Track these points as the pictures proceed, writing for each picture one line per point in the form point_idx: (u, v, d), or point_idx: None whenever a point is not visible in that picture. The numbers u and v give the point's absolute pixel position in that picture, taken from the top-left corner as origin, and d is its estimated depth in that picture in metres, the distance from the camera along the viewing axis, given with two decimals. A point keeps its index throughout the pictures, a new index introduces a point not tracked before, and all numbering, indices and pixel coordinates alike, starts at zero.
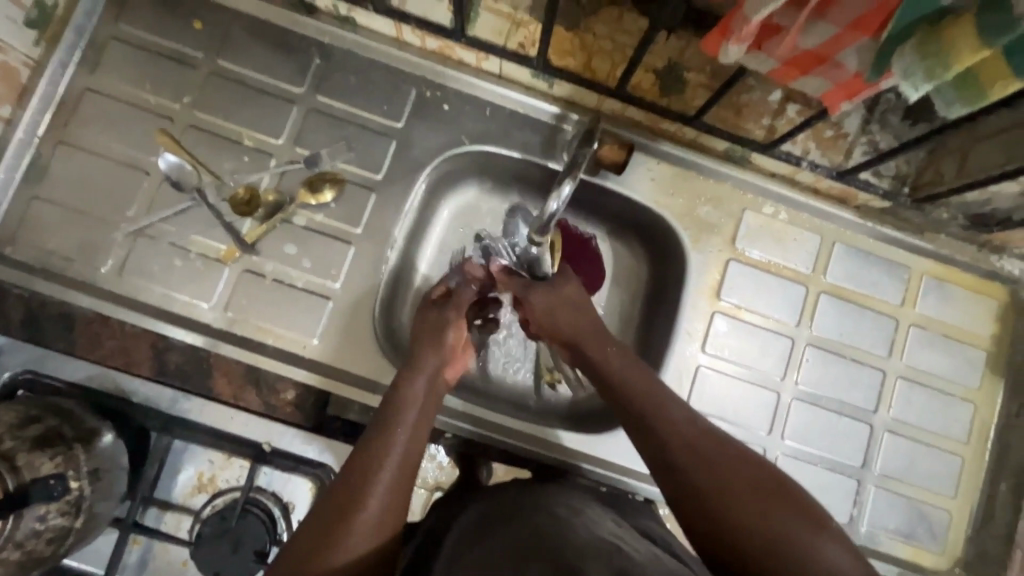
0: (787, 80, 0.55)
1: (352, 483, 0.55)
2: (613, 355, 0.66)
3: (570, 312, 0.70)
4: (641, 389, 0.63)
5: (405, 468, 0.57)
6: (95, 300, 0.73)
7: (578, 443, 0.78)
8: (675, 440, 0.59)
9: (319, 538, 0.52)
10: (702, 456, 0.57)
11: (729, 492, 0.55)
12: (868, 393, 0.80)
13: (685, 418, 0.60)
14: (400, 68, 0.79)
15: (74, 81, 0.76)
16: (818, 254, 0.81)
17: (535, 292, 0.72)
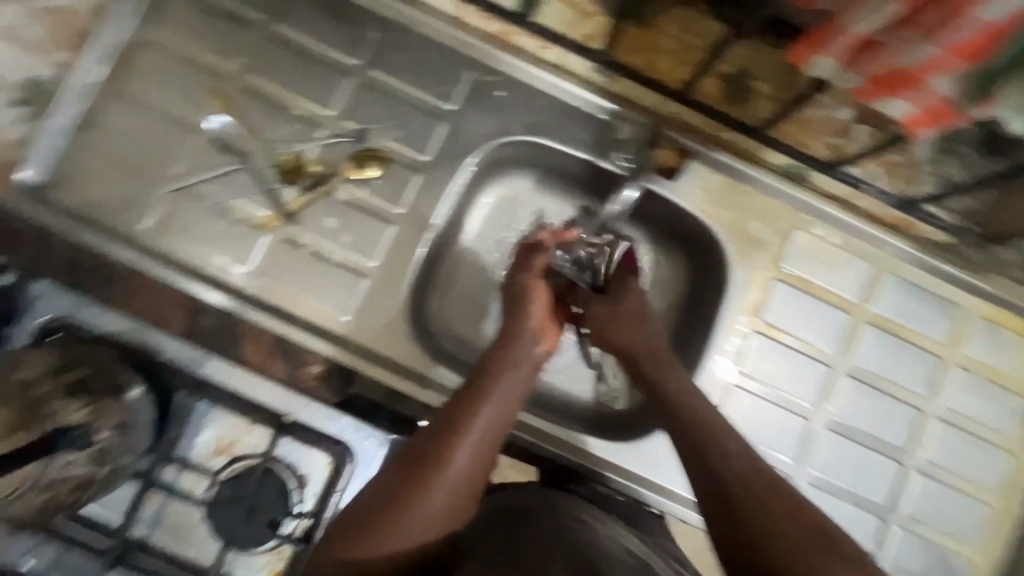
0: (870, 100, 0.52)
1: (417, 469, 0.58)
2: (679, 390, 0.66)
3: (631, 329, 0.71)
4: (702, 426, 0.62)
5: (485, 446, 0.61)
6: (135, 254, 0.73)
7: (615, 450, 0.76)
8: (730, 479, 0.58)
9: (392, 493, 0.57)
10: (754, 474, 0.58)
11: (779, 538, 0.53)
12: (903, 432, 0.78)
13: (746, 461, 0.59)
14: (458, 50, 0.77)
15: (132, 32, 0.76)
16: (867, 282, 0.78)
17: (597, 304, 0.74)
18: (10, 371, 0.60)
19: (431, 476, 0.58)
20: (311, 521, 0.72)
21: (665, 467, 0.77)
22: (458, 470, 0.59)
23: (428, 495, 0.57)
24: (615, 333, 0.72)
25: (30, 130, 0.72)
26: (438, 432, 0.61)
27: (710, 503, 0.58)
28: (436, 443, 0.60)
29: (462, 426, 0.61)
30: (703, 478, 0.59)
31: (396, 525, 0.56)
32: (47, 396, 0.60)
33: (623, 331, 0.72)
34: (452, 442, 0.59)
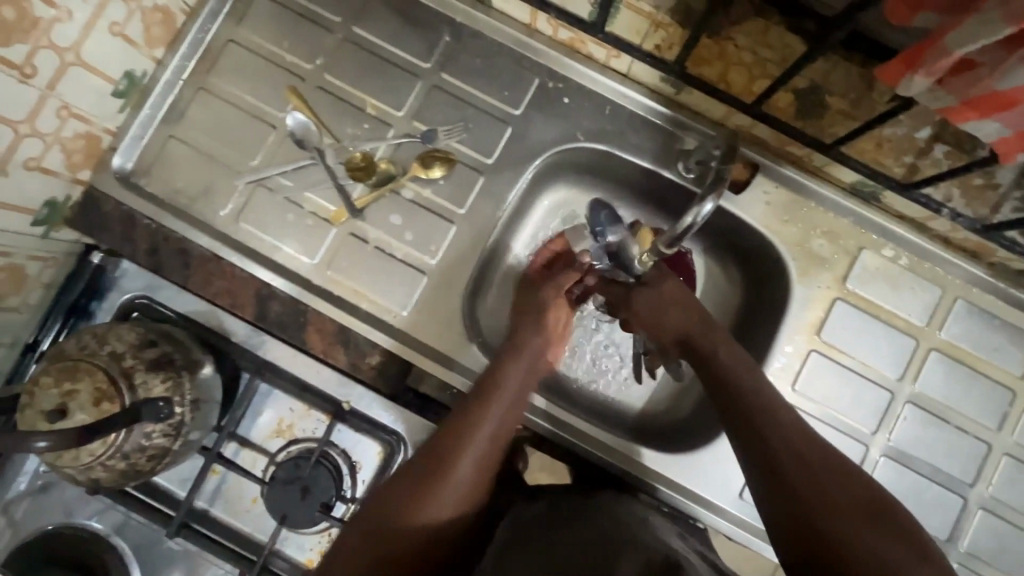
0: (960, 121, 0.50)
1: (432, 473, 0.64)
2: (727, 361, 0.67)
3: (681, 312, 0.72)
4: (752, 394, 0.63)
5: (491, 451, 0.67)
6: (211, 240, 0.77)
7: (658, 461, 0.76)
8: (777, 445, 0.59)
9: (406, 496, 0.62)
10: (801, 454, 0.58)
11: (824, 501, 0.55)
12: (967, 465, 0.74)
13: (796, 430, 0.60)
14: (527, 56, 0.79)
15: (221, 31, 0.80)
16: (936, 307, 0.75)
17: (638, 293, 0.74)
18: (100, 344, 0.64)
19: (444, 478, 0.63)
20: (360, 506, 0.75)
21: (712, 483, 0.76)
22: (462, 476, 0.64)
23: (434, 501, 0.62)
24: (667, 316, 0.72)
25: (125, 120, 0.77)
26: (441, 441, 0.66)
27: (757, 469, 0.59)
28: (443, 451, 0.65)
29: (467, 434, 0.66)
30: (749, 445, 0.60)
31: (406, 527, 0.61)
32: (132, 369, 0.64)
33: (670, 316, 0.72)
34: (461, 446, 0.65)
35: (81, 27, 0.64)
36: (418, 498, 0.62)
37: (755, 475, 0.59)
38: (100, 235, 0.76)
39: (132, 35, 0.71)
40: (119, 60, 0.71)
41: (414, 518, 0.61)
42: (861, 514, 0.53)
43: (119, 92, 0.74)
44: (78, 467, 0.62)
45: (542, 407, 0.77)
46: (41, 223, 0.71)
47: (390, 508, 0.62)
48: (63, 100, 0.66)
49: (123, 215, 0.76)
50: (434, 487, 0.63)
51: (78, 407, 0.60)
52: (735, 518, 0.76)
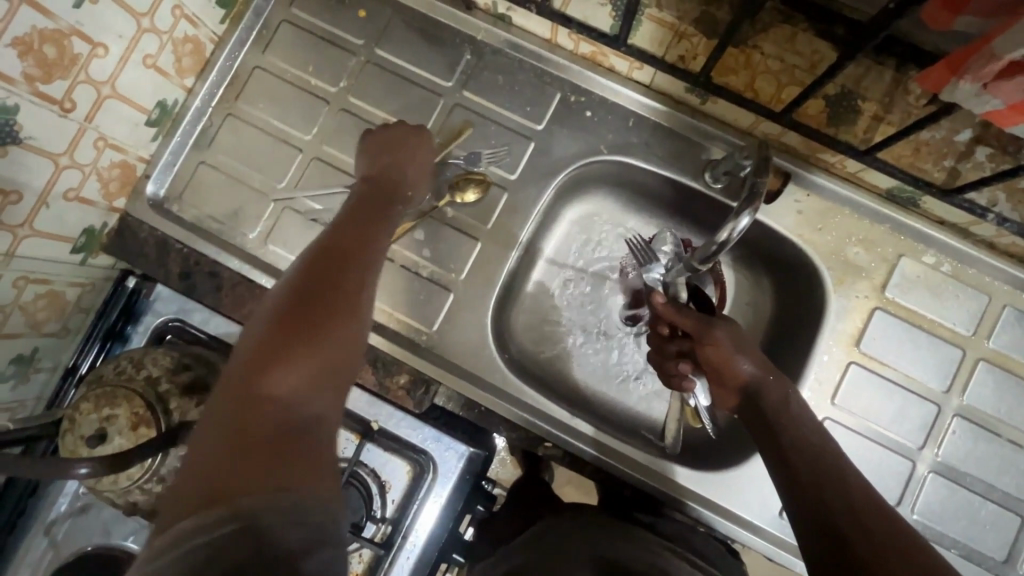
0: (1008, 124, 0.48)
1: (295, 324, 0.50)
2: (795, 420, 0.58)
3: (750, 359, 0.62)
4: (808, 454, 0.55)
5: (344, 276, 0.55)
6: (241, 262, 0.78)
7: (696, 482, 0.74)
8: (837, 512, 0.51)
9: (265, 347, 0.48)
10: (869, 529, 0.49)
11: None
12: (1022, 481, 0.71)
13: (866, 500, 0.51)
14: (548, 71, 0.78)
15: (247, 57, 0.82)
16: (982, 315, 0.72)
17: (714, 328, 0.64)
18: (137, 368, 0.65)
19: (305, 332, 0.49)
20: (391, 527, 0.75)
21: (751, 502, 0.73)
22: (332, 307, 0.52)
23: (312, 343, 0.49)
24: (739, 363, 0.61)
25: (157, 148, 0.79)
26: (293, 289, 0.53)
27: (813, 538, 0.51)
28: (313, 299, 0.52)
29: (328, 261, 0.56)
30: (803, 508, 0.52)
31: (272, 382, 0.46)
32: (168, 394, 0.65)
33: (745, 364, 0.61)
34: (321, 290, 0.53)
35: (116, 61, 0.65)
36: (275, 347, 0.48)
37: (808, 545, 0.51)
38: (135, 260, 0.78)
39: (163, 65, 0.73)
40: (151, 90, 0.73)
41: (282, 355, 0.48)
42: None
43: (152, 121, 0.76)
44: (117, 491, 0.63)
45: (587, 432, 0.76)
46: (80, 251, 0.73)
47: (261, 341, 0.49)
48: (100, 131, 0.68)
49: (155, 240, 0.78)
50: (307, 332, 0.49)
51: (116, 433, 0.61)
52: (776, 538, 0.73)
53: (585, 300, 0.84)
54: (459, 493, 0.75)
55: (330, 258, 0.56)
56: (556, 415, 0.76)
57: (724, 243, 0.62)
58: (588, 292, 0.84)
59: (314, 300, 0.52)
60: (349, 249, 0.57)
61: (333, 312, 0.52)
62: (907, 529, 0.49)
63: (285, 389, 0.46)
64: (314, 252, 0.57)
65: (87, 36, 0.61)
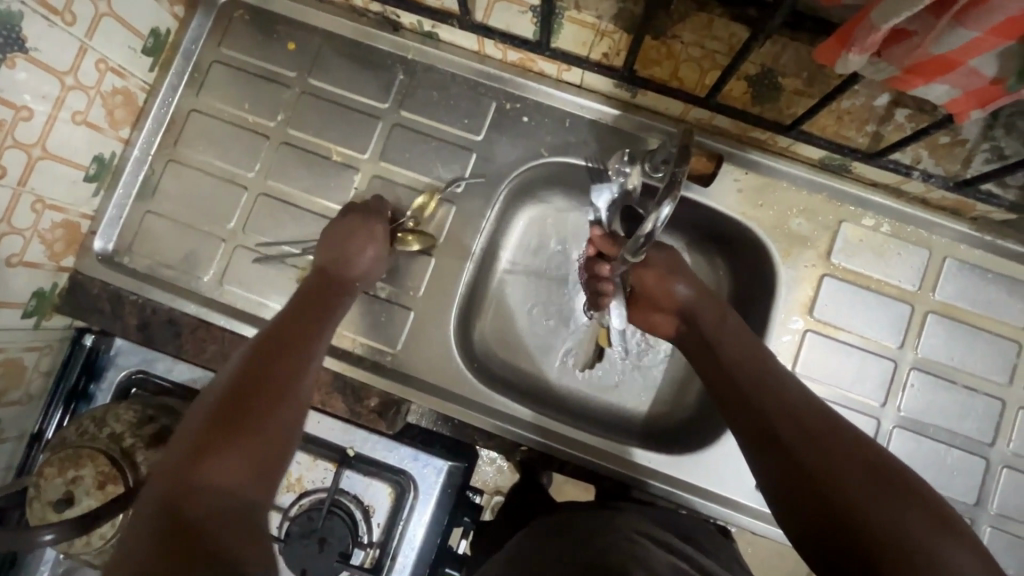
0: (909, 87, 0.50)
1: (242, 401, 0.54)
2: (727, 334, 0.63)
3: (685, 282, 0.68)
4: (746, 364, 0.60)
5: (288, 359, 0.60)
6: (200, 306, 0.78)
7: (672, 466, 0.75)
8: (771, 412, 0.55)
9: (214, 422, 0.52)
10: (807, 425, 0.54)
11: (841, 476, 0.49)
12: (983, 424, 0.73)
13: (801, 399, 0.56)
14: (481, 83, 0.80)
15: (182, 101, 0.82)
16: (926, 270, 0.74)
17: (650, 252, 0.70)
18: (99, 426, 0.65)
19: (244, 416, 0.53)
20: (379, 550, 0.75)
21: (725, 478, 0.75)
22: (260, 394, 0.55)
23: (236, 429, 0.52)
24: (674, 285, 0.68)
25: (100, 202, 0.79)
26: (240, 373, 0.57)
27: (752, 441, 0.55)
28: (259, 377, 0.57)
29: (264, 357, 0.59)
30: (743, 414, 0.57)
31: (207, 464, 0.48)
32: (133, 448, 0.64)
33: (682, 285, 0.68)
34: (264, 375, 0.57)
35: (43, 121, 0.65)
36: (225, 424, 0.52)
37: (754, 449, 0.55)
38: (91, 317, 0.77)
39: (95, 120, 0.73)
40: (85, 146, 0.73)
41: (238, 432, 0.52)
42: (881, 487, 0.48)
43: (90, 176, 0.76)
44: (92, 549, 0.63)
45: (526, 417, 0.77)
46: (32, 315, 0.72)
47: (212, 416, 0.52)
48: (36, 194, 0.67)
49: (109, 295, 0.78)
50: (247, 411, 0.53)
51: (83, 494, 0.61)
52: (757, 511, 0.75)
53: (546, 303, 0.85)
54: (443, 507, 0.76)
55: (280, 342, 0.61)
56: (503, 409, 0.77)
57: (652, 233, 0.63)
58: (551, 292, 0.85)
59: (240, 392, 0.55)
60: (299, 335, 0.63)
61: (267, 391, 0.56)
62: (841, 425, 0.54)
63: (221, 470, 0.49)
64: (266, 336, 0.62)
65: (10, 102, 0.60)
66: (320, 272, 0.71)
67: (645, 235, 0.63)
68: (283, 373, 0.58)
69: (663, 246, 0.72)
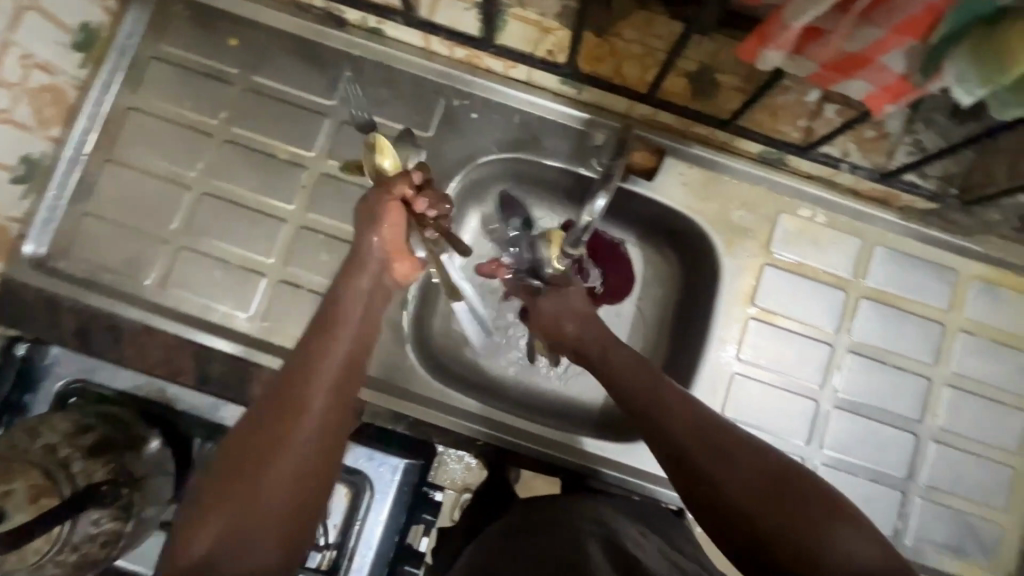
0: (829, 83, 0.53)
1: (281, 420, 0.52)
2: (616, 355, 0.65)
3: (573, 318, 0.70)
4: (639, 381, 0.62)
5: (339, 366, 0.56)
6: (141, 311, 0.75)
7: (615, 452, 0.78)
8: (669, 430, 0.57)
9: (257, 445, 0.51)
10: (704, 433, 0.55)
11: (732, 487, 0.52)
12: (912, 402, 0.77)
13: (689, 409, 0.58)
14: (429, 79, 0.80)
15: (118, 99, 0.79)
16: (859, 257, 0.78)
17: (543, 299, 0.73)
18: (32, 438, 0.62)
19: (285, 438, 0.51)
20: (336, 551, 0.75)
21: None
22: (334, 373, 0.56)
23: (307, 406, 0.53)
24: (563, 322, 0.71)
25: (30, 205, 0.75)
26: (278, 386, 0.54)
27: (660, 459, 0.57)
28: (292, 391, 0.54)
29: (306, 362, 0.56)
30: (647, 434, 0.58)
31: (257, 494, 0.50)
32: (69, 459, 0.62)
33: (569, 325, 0.70)
34: (305, 385, 0.54)
35: None
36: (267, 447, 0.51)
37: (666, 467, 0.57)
38: (23, 325, 0.74)
39: (21, 118, 0.70)
40: (10, 146, 0.69)
41: (279, 458, 0.51)
42: (769, 488, 0.51)
43: (18, 178, 0.72)
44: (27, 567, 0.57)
45: (475, 409, 0.78)
46: None
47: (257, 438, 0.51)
48: None
49: (43, 301, 0.75)
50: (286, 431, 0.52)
51: (14, 509, 0.55)
52: None
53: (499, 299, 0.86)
54: (400, 506, 0.76)
55: (321, 346, 0.57)
56: (454, 400, 0.78)
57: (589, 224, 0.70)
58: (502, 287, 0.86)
59: (277, 410, 0.53)
60: (355, 335, 0.59)
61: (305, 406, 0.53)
62: (731, 426, 0.56)
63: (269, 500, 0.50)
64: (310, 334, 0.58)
65: None
66: (384, 252, 0.64)
67: (584, 225, 0.70)
68: (357, 348, 0.58)
69: (563, 288, 0.73)
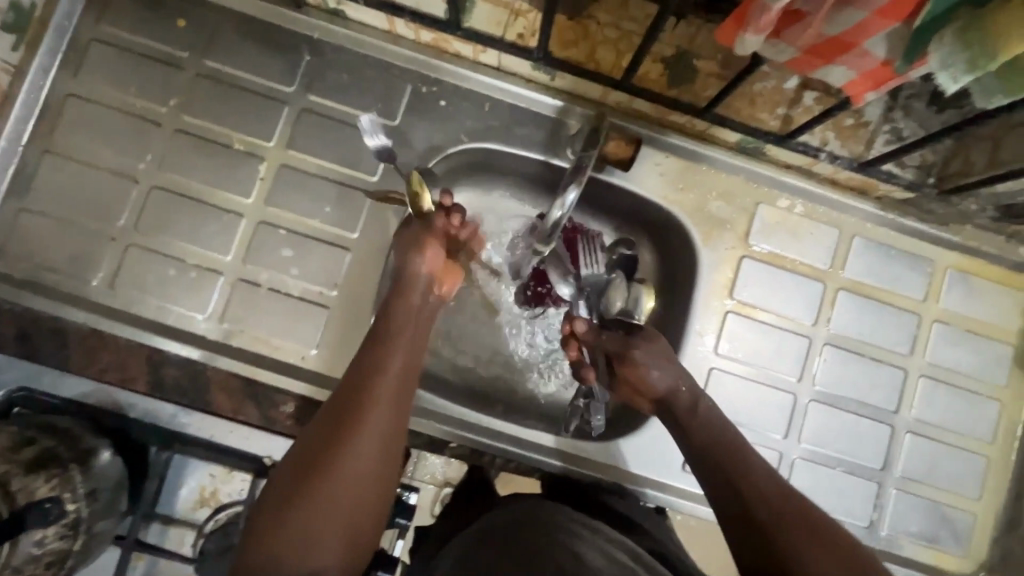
0: (808, 69, 0.51)
1: (334, 441, 0.53)
2: (702, 409, 0.64)
3: (660, 368, 0.65)
4: (717, 435, 0.62)
5: (400, 393, 0.57)
6: (88, 314, 0.70)
7: (566, 449, 0.76)
8: (733, 476, 0.58)
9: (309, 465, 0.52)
10: (772, 490, 0.56)
11: (794, 549, 0.52)
12: (889, 394, 0.77)
13: (765, 469, 0.59)
14: (395, 64, 0.75)
15: (56, 84, 0.73)
16: (836, 248, 0.77)
17: (634, 348, 0.66)
18: None
19: (336, 460, 0.52)
20: None
21: (655, 462, 0.76)
22: (389, 398, 0.56)
23: (368, 419, 0.54)
24: (651, 373, 0.65)
25: None
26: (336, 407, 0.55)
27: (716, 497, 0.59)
28: (348, 413, 0.55)
29: (359, 384, 0.57)
30: (711, 477, 0.60)
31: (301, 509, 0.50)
32: (7, 476, 0.57)
33: (655, 373, 0.65)
34: (359, 412, 0.55)
35: None
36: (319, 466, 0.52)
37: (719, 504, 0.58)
38: None
39: None
40: None
41: (331, 482, 0.51)
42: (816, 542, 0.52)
43: None
44: None
45: (443, 409, 0.75)
46: None
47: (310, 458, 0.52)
48: None
49: None
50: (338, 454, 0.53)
51: None
52: (683, 491, 0.76)
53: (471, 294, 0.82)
54: None
55: (385, 366, 0.58)
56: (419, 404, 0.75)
57: (558, 221, 0.68)
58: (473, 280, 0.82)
59: (331, 433, 0.54)
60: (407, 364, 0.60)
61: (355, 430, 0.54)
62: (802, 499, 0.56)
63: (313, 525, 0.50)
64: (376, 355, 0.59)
65: None
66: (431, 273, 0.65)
67: (553, 223, 0.68)
68: (407, 372, 0.59)
69: (650, 334, 0.68)
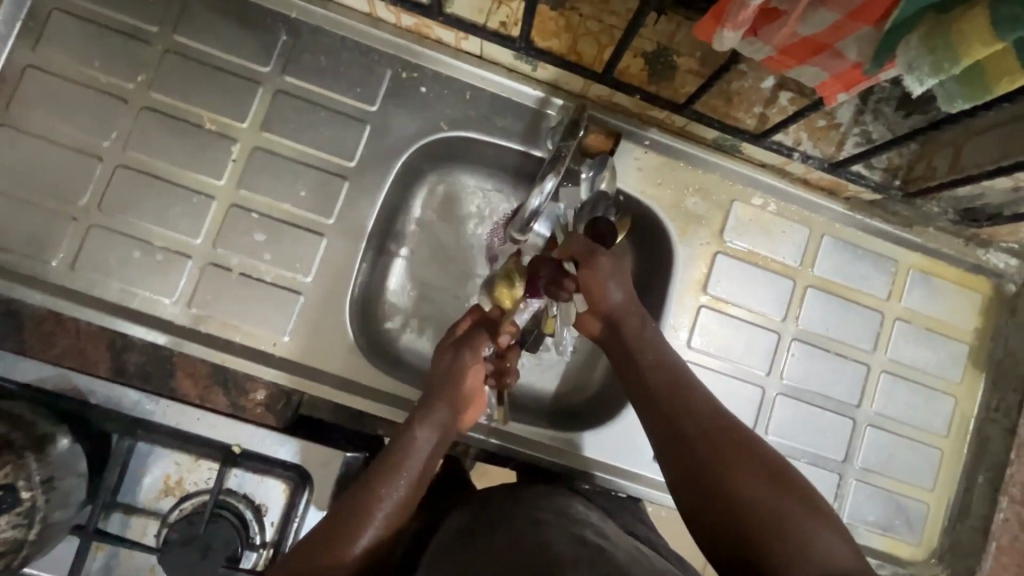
0: (782, 69, 0.52)
1: (334, 539, 0.57)
2: (650, 341, 0.66)
3: (620, 282, 0.66)
4: (665, 373, 0.64)
5: (401, 502, 0.61)
6: (47, 296, 0.67)
7: (559, 444, 0.76)
8: (683, 422, 0.61)
9: (312, 551, 0.56)
10: (719, 433, 0.60)
11: (745, 486, 0.56)
12: (852, 388, 0.80)
13: (708, 408, 0.62)
14: (375, 48, 0.74)
15: (14, 55, 0.70)
16: (806, 246, 0.79)
17: (599, 256, 0.65)
18: None
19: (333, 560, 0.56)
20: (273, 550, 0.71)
21: (627, 453, 0.77)
22: (387, 515, 0.59)
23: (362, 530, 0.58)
24: (610, 287, 0.65)
25: None
26: (342, 508, 0.59)
27: (668, 446, 0.60)
28: (346, 518, 0.58)
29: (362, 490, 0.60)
30: (661, 422, 0.62)
31: None
32: None
33: (614, 286, 0.65)
34: (357, 522, 0.58)
35: None
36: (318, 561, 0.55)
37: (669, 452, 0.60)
38: None
39: None
40: None
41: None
42: (772, 485, 0.56)
43: None
44: None
45: None
46: None
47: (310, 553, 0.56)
48: None
49: None
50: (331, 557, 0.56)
51: None
52: (654, 482, 0.78)
53: (449, 284, 0.82)
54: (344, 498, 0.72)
55: (390, 477, 0.61)
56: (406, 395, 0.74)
57: (536, 210, 0.69)
58: (451, 270, 0.82)
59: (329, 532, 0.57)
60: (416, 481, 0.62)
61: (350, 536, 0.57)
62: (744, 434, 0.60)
63: None
64: (385, 463, 0.62)
65: None
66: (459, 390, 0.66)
67: (529, 212, 0.69)
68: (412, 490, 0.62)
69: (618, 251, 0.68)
